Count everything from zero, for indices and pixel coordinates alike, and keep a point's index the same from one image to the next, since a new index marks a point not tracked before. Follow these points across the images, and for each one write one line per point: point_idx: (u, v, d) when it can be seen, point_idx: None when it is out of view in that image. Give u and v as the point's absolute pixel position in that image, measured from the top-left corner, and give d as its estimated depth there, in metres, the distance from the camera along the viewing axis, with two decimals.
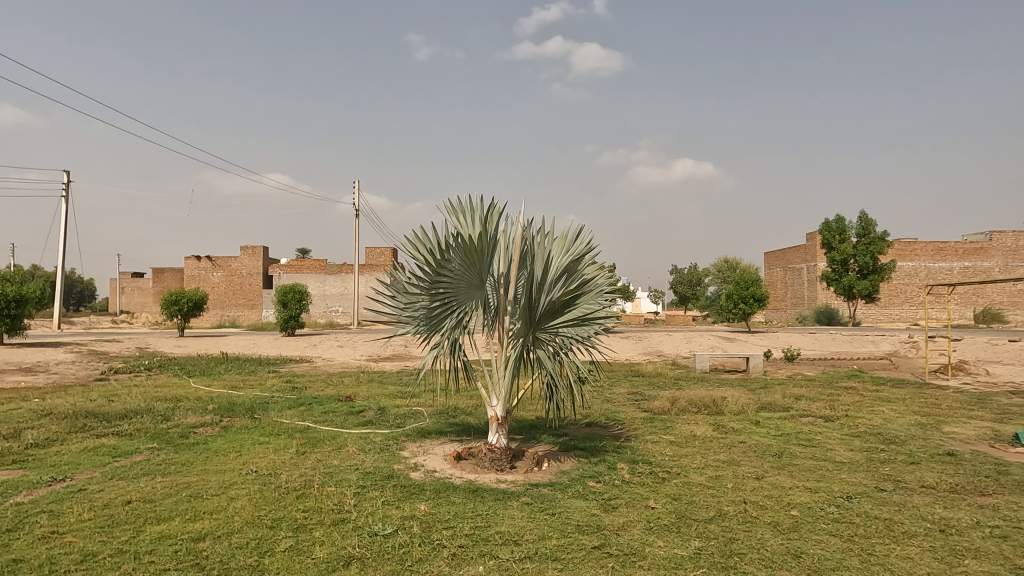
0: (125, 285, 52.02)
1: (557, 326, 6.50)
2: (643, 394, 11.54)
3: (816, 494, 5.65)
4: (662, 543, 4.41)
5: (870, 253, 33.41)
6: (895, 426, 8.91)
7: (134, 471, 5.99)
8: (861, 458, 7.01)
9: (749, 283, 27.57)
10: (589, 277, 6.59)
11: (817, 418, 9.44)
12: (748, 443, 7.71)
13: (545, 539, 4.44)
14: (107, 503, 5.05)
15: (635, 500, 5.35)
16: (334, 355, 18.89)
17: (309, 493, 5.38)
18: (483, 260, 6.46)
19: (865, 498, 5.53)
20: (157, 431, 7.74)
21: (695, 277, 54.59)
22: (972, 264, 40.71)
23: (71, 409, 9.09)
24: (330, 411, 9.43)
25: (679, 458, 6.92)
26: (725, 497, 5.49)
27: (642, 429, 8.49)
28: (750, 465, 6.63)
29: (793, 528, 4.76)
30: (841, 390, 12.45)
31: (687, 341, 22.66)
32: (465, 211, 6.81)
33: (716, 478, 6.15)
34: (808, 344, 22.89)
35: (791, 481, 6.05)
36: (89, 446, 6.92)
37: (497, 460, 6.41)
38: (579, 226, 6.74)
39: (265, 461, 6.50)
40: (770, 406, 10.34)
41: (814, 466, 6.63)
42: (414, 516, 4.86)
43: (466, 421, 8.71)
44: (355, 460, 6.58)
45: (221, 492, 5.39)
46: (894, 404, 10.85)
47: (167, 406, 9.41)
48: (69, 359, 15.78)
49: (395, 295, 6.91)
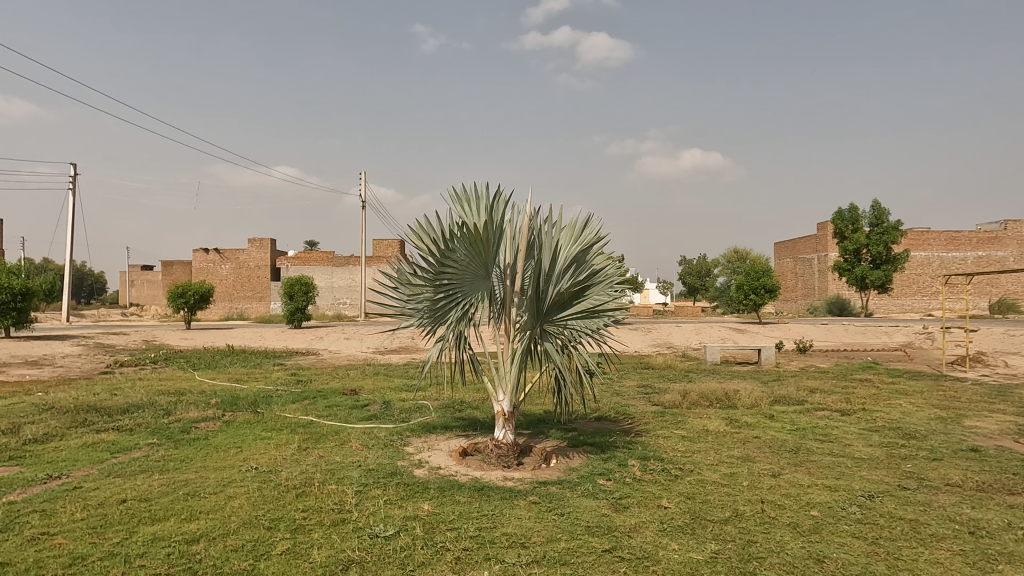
0: (135, 277, 52.40)
1: (566, 319, 6.30)
2: (653, 387, 11.31)
3: (836, 492, 5.41)
4: (677, 547, 4.20)
5: (884, 243, 32.86)
6: (914, 420, 8.64)
7: (131, 469, 5.84)
8: (881, 454, 6.76)
9: (760, 274, 27.17)
10: (599, 267, 6.32)
11: (833, 412, 9.17)
12: (763, 438, 7.47)
13: (554, 541, 4.24)
14: (101, 502, 4.90)
15: (647, 499, 5.14)
16: (340, 347, 18.75)
17: (309, 492, 5.21)
18: (489, 251, 6.22)
19: (888, 497, 5.29)
20: (158, 426, 7.61)
21: (704, 268, 54.18)
22: (986, 254, 40.03)
23: (72, 403, 8.99)
24: (334, 405, 9.27)
25: (692, 454, 6.70)
26: (740, 496, 5.26)
27: (653, 423, 8.27)
28: (765, 462, 6.40)
29: (814, 530, 4.53)
30: (857, 383, 12.17)
31: (697, 333, 22.39)
32: (470, 200, 6.59)
33: (730, 475, 5.92)
34: (821, 336, 22.54)
35: (809, 479, 5.81)
36: (88, 441, 6.80)
37: (503, 457, 6.22)
38: (588, 215, 6.49)
39: (265, 457, 6.35)
40: (784, 400, 10.08)
41: (832, 463, 6.39)
42: (417, 516, 4.67)
43: (473, 416, 8.52)
44: (358, 456, 6.42)
45: (219, 490, 5.24)
46: (912, 397, 10.56)
47: (170, 401, 9.29)
48: (76, 352, 15.76)
49: (397, 287, 6.69)
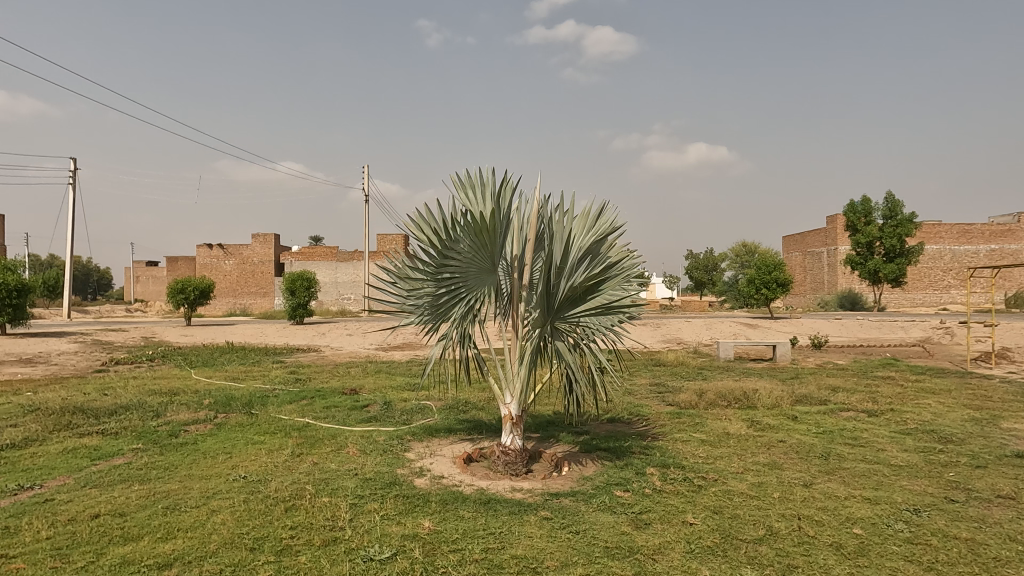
0: (139, 273, 52.20)
1: (578, 315, 5.80)
2: (666, 386, 10.85)
3: (877, 506, 4.91)
4: (708, 573, 3.72)
5: (897, 235, 32.13)
6: (947, 421, 8.10)
7: (110, 479, 5.40)
8: (918, 460, 6.25)
9: (772, 268, 26.59)
10: (614, 260, 5.83)
11: (860, 413, 8.65)
12: (789, 442, 6.97)
13: (570, 567, 3.77)
14: (71, 518, 4.48)
15: (670, 514, 4.66)
16: (342, 344, 18.34)
17: (299, 505, 4.76)
18: (495, 242, 5.73)
19: (936, 511, 4.78)
20: (146, 430, 7.19)
21: (711, 262, 53.52)
22: (999, 247, 39.24)
23: (60, 404, 8.57)
24: (333, 406, 8.83)
25: (715, 461, 6.20)
26: (773, 510, 4.77)
27: (669, 426, 7.76)
28: (794, 470, 5.90)
29: (861, 552, 4.04)
30: (879, 380, 11.64)
31: (708, 328, 21.91)
32: (474, 187, 6.10)
33: (759, 485, 5.44)
34: (835, 331, 21.94)
35: (845, 490, 5.31)
36: (68, 446, 6.39)
37: (511, 464, 5.76)
38: (602, 202, 6.02)
39: (256, 464, 5.91)
40: (806, 399, 9.56)
41: (867, 471, 5.87)
42: (416, 535, 4.21)
43: (479, 418, 8.05)
44: (355, 463, 5.96)
45: (202, 504, 4.80)
46: (939, 395, 10.01)
47: (161, 401, 8.86)
48: (72, 349, 15.35)
49: (396, 282, 6.26)
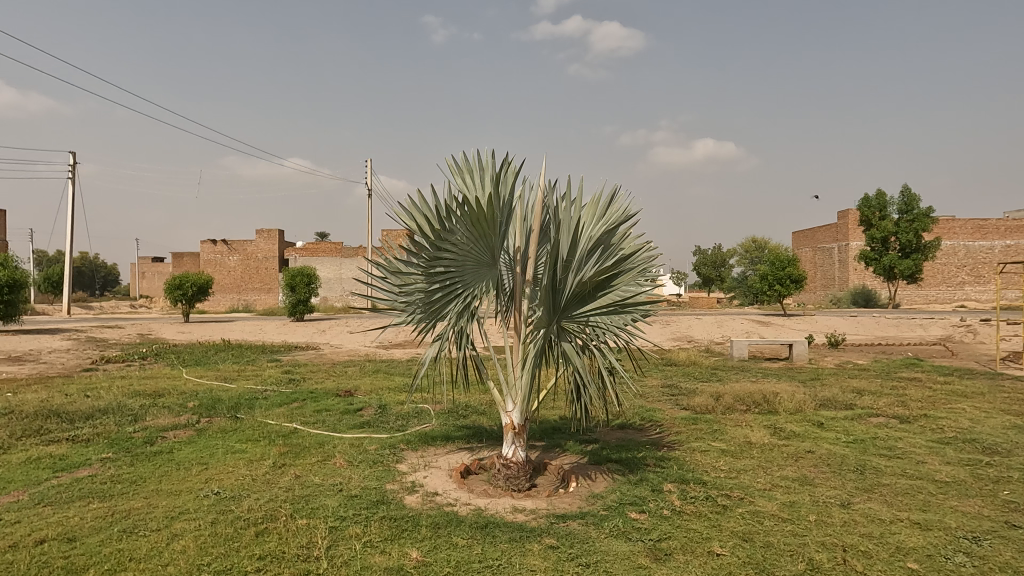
0: (145, 270, 52.05)
1: (587, 314, 5.19)
2: (678, 388, 10.24)
3: (930, 533, 4.30)
4: None
5: (914, 230, 31.25)
6: (987, 429, 7.45)
7: (68, 495, 4.87)
8: (965, 475, 5.61)
9: (786, 263, 25.79)
10: (627, 253, 5.25)
11: (890, 419, 8.02)
12: (818, 453, 6.35)
13: None
14: (13, 545, 3.95)
15: (692, 543, 4.08)
16: (342, 343, 17.80)
17: (272, 529, 4.21)
18: (495, 231, 5.14)
19: (999, 540, 4.17)
20: (120, 436, 6.68)
21: (719, 259, 52.44)
22: (1016, 242, 38.14)
23: (36, 406, 8.10)
24: (325, 409, 8.28)
25: (738, 475, 5.60)
26: (810, 537, 4.18)
27: (685, 433, 7.17)
28: (828, 487, 5.30)
29: None
30: (904, 382, 10.95)
31: (719, 325, 21.28)
32: (472, 171, 5.55)
33: (790, 505, 4.83)
34: (850, 329, 21.17)
35: (890, 512, 4.69)
36: (32, 456, 5.88)
37: (514, 479, 5.19)
38: (613, 189, 5.45)
39: (232, 478, 5.35)
40: (830, 404, 8.93)
41: (910, 488, 5.25)
42: (400, 569, 3.64)
43: (479, 424, 7.49)
44: (340, 477, 5.41)
45: (163, 527, 4.26)
46: (973, 400, 9.34)
47: (142, 404, 8.34)
48: (64, 347, 14.91)
49: (387, 278, 5.70)
